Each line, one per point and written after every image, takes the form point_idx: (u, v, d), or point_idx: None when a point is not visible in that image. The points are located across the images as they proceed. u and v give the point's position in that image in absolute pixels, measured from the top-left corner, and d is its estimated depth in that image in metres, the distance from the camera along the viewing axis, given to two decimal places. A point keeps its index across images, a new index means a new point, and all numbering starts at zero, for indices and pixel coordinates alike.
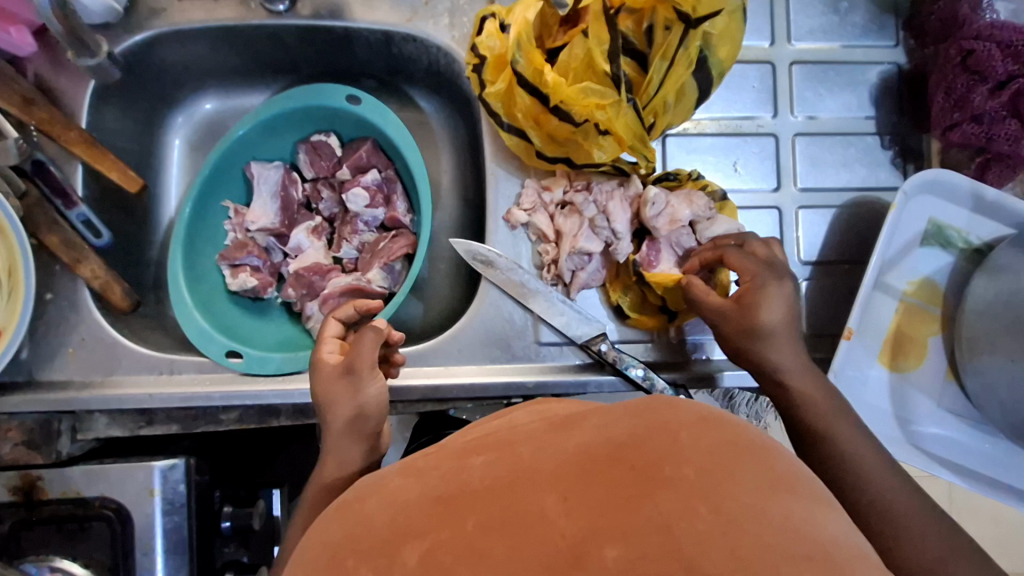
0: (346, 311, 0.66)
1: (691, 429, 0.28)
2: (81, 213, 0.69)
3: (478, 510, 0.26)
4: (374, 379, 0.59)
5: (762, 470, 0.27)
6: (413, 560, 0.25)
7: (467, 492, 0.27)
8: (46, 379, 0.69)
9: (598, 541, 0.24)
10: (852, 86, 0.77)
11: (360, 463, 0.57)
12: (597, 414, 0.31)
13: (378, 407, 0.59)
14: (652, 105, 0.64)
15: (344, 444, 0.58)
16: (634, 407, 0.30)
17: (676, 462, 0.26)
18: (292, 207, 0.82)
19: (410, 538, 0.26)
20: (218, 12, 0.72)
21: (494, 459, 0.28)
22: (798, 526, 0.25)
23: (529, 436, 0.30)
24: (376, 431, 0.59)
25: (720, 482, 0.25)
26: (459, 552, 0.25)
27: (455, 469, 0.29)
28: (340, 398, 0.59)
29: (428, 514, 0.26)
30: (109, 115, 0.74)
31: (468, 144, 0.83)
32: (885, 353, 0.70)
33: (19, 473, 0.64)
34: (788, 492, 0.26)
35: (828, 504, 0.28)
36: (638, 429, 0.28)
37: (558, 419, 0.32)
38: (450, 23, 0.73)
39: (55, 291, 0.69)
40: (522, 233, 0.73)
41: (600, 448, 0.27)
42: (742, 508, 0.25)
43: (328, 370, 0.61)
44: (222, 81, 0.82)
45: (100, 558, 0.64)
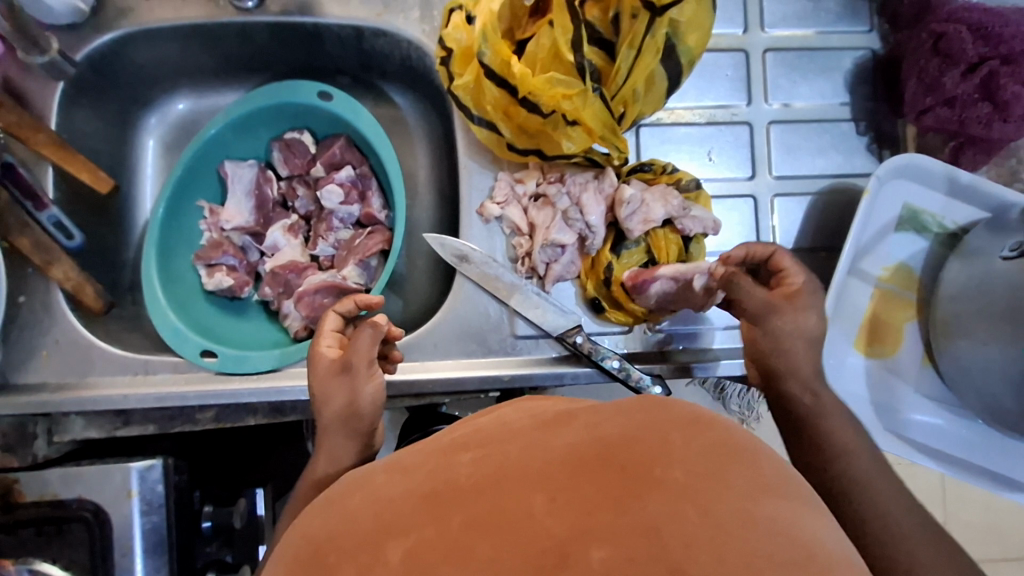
0: (346, 305, 0.64)
1: (682, 431, 0.28)
2: (52, 215, 0.69)
3: (464, 507, 0.25)
4: (370, 377, 0.59)
5: (751, 475, 0.27)
6: (397, 559, 0.24)
7: (455, 489, 0.26)
8: (20, 382, 0.68)
9: (585, 542, 0.24)
10: (826, 72, 0.77)
11: (354, 460, 0.57)
12: (587, 414, 0.30)
13: (373, 406, 0.59)
14: (621, 95, 0.63)
15: (339, 442, 0.58)
16: (626, 407, 0.30)
17: (667, 464, 0.26)
18: (266, 206, 0.82)
19: (393, 535, 0.25)
20: (186, 11, 0.72)
21: (482, 457, 0.28)
22: (786, 530, 0.25)
23: (517, 435, 0.29)
24: (369, 428, 0.60)
25: (712, 486, 0.25)
26: (445, 550, 0.24)
27: (440, 467, 0.28)
28: (335, 393, 0.59)
29: (415, 511, 0.26)
30: (81, 116, 0.74)
31: (442, 138, 0.83)
32: (862, 339, 0.70)
33: None
34: (774, 497, 0.26)
35: (804, 502, 0.28)
36: (630, 428, 0.28)
37: (548, 418, 0.31)
38: (420, 17, 0.72)
39: (28, 294, 0.69)
40: (496, 226, 0.72)
41: (590, 443, 0.27)
42: (729, 513, 0.25)
43: (327, 365, 0.60)
44: (197, 81, 0.82)
45: (78, 560, 0.64)
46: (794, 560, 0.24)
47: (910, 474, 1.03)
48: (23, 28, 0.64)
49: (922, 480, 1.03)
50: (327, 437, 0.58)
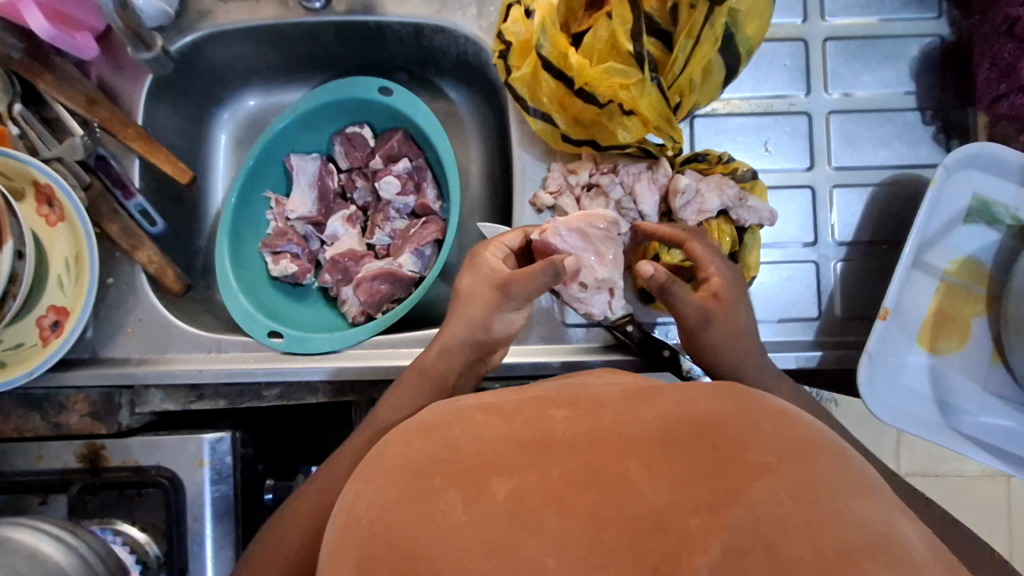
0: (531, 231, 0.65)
1: (770, 421, 0.30)
2: (137, 203, 0.75)
3: (565, 461, 0.29)
4: (516, 308, 0.60)
5: (838, 468, 0.29)
6: (502, 493, 0.28)
7: (555, 444, 0.30)
8: (108, 356, 0.75)
9: (683, 512, 0.27)
10: (890, 60, 0.75)
11: (463, 366, 0.62)
12: (673, 389, 0.33)
13: (503, 331, 0.62)
14: (677, 85, 0.64)
15: (457, 346, 0.61)
16: (713, 390, 0.33)
17: (758, 450, 0.28)
18: (328, 196, 0.86)
19: (499, 473, 0.29)
20: (260, 12, 0.77)
21: (576, 415, 0.32)
22: (869, 525, 0.27)
23: (609, 402, 0.33)
24: (486, 347, 0.63)
25: (804, 476, 0.28)
26: (547, 496, 0.28)
27: (537, 418, 0.32)
28: (479, 302, 0.60)
29: (516, 454, 0.29)
30: (163, 111, 0.80)
31: (495, 131, 0.85)
32: (926, 335, 0.68)
33: (86, 442, 0.71)
34: (860, 493, 0.28)
35: (886, 500, 0.30)
36: (721, 413, 0.31)
37: (634, 389, 0.35)
38: (477, 13, 0.75)
39: (116, 276, 0.75)
40: (549, 216, 0.73)
41: (684, 423, 0.30)
42: (822, 502, 0.27)
43: (490, 275, 0.61)
44: (265, 79, 0.87)
45: (155, 522, 0.70)
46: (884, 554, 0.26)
47: (971, 486, 0.99)
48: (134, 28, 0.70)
49: (984, 492, 0.98)
50: (450, 335, 0.61)
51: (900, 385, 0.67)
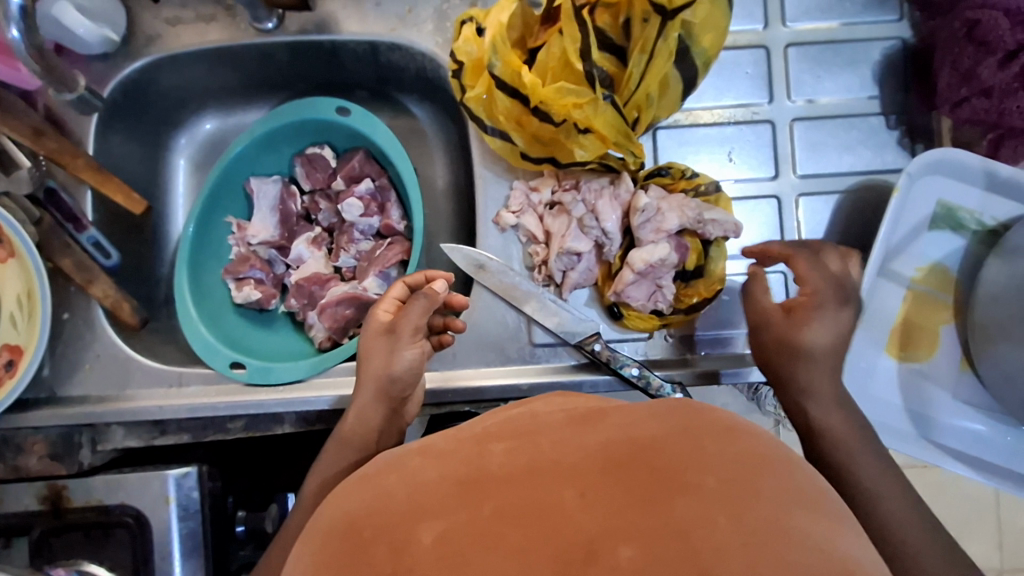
0: (416, 277, 0.68)
1: (716, 438, 0.31)
2: (91, 236, 0.73)
3: (496, 495, 0.29)
4: (412, 344, 0.64)
5: (783, 484, 0.30)
6: (429, 539, 0.29)
7: (488, 476, 0.30)
8: (66, 395, 0.72)
9: (613, 542, 0.28)
10: (852, 65, 0.74)
11: (382, 421, 0.63)
12: (617, 412, 0.33)
13: (409, 372, 0.63)
14: (634, 100, 0.62)
15: (371, 404, 0.63)
16: (657, 409, 0.33)
17: (699, 471, 0.29)
18: (291, 219, 0.84)
19: (426, 517, 0.29)
20: (209, 35, 0.75)
21: (515, 448, 0.31)
22: (817, 544, 0.28)
23: (551, 427, 0.33)
24: (399, 396, 0.64)
25: (745, 494, 0.29)
26: (472, 536, 0.28)
27: (474, 455, 0.32)
28: (377, 352, 0.64)
29: (452, 494, 0.30)
30: (116, 140, 0.78)
31: (460, 146, 0.84)
32: (894, 344, 0.67)
33: (47, 483, 0.69)
34: (804, 508, 0.29)
35: (836, 517, 0.30)
36: (662, 431, 0.31)
37: (579, 413, 0.35)
38: (434, 29, 0.73)
39: (71, 311, 0.73)
40: (512, 235, 0.72)
41: (623, 444, 0.30)
42: (761, 521, 0.28)
43: (377, 325, 0.66)
44: (223, 101, 0.85)
45: (122, 561, 0.68)
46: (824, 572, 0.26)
47: None
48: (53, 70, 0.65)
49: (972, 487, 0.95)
50: (365, 394, 0.63)
51: (869, 397, 0.66)
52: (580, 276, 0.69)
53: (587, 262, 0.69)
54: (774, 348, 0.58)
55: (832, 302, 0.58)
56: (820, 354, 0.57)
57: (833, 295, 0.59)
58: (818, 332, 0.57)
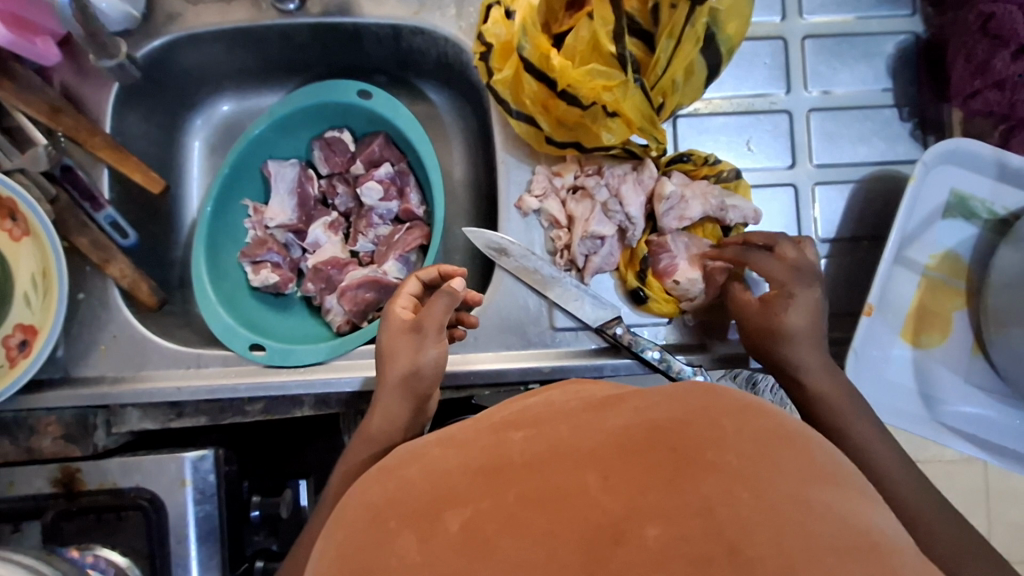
0: (428, 273, 0.68)
1: (733, 416, 0.31)
2: (108, 215, 0.72)
3: (519, 482, 0.29)
4: (437, 343, 0.63)
5: (802, 460, 0.30)
6: (456, 526, 0.28)
7: (508, 463, 0.30)
8: (81, 375, 0.72)
9: (640, 521, 0.27)
10: (867, 58, 0.76)
11: (408, 420, 0.62)
12: (635, 397, 0.33)
13: (435, 370, 0.63)
14: (660, 85, 0.63)
15: (395, 401, 0.63)
16: (673, 392, 0.33)
17: (719, 449, 0.29)
18: (308, 203, 0.84)
19: (452, 505, 0.29)
20: (231, 15, 0.74)
21: (533, 435, 0.31)
22: (841, 515, 0.27)
23: (567, 415, 0.33)
24: (424, 394, 0.63)
25: (764, 471, 0.28)
26: (502, 522, 0.28)
27: (494, 443, 0.31)
28: (402, 351, 0.63)
29: (472, 482, 0.30)
30: (132, 119, 0.77)
31: (478, 132, 0.84)
32: (908, 329, 0.69)
33: (60, 465, 0.68)
34: (827, 483, 0.29)
35: (865, 491, 0.31)
36: (681, 412, 0.31)
37: (595, 400, 0.35)
38: (457, 14, 0.73)
39: (86, 291, 0.72)
40: (534, 220, 0.73)
41: (640, 427, 0.30)
42: (782, 496, 0.28)
43: (398, 325, 0.64)
44: (239, 83, 0.84)
45: (136, 547, 0.67)
46: (851, 547, 0.26)
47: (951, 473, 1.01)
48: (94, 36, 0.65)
49: (965, 476, 0.96)
50: (388, 394, 0.63)
51: (884, 380, 0.68)
52: (604, 261, 0.70)
53: (611, 246, 0.70)
54: (756, 337, 0.62)
55: (800, 287, 0.61)
56: (804, 334, 0.61)
57: (798, 280, 0.62)
58: (796, 314, 0.61)
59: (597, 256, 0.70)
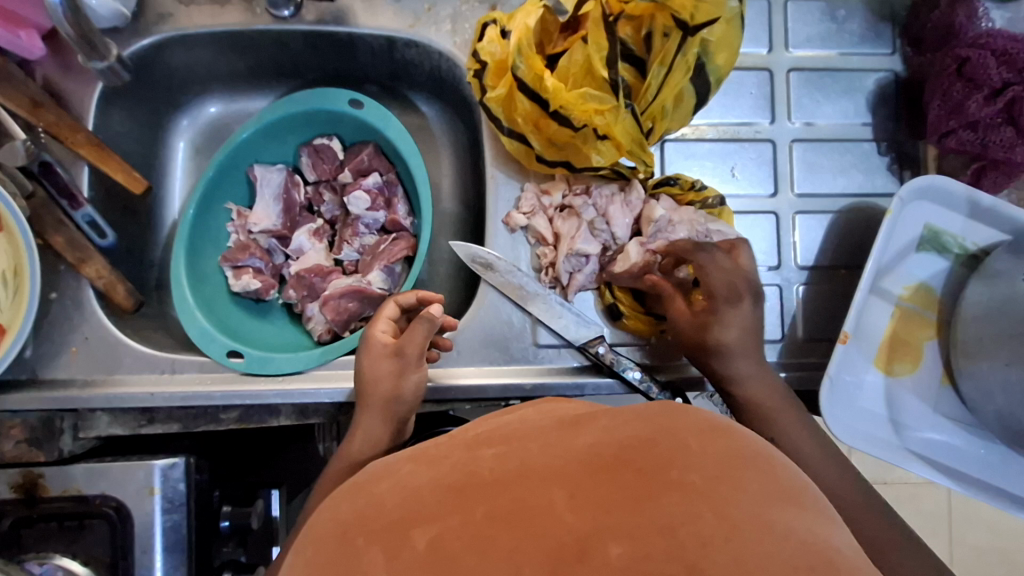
0: (407, 297, 0.68)
1: (698, 437, 0.31)
2: (86, 214, 0.70)
3: (488, 499, 0.30)
4: (418, 368, 0.64)
5: (764, 479, 0.30)
6: (422, 544, 0.29)
7: (478, 481, 0.31)
8: (49, 377, 0.69)
9: (605, 540, 0.28)
10: (849, 93, 0.78)
11: (389, 442, 0.62)
12: (605, 416, 0.35)
13: (414, 395, 0.64)
14: (650, 111, 0.64)
15: (376, 422, 0.62)
16: (641, 413, 0.34)
17: (683, 467, 0.29)
18: (294, 209, 0.82)
19: (420, 523, 0.29)
20: (224, 17, 0.73)
21: (502, 453, 0.33)
22: (804, 537, 0.27)
23: (539, 434, 0.34)
24: (403, 417, 0.64)
25: (727, 490, 0.29)
26: (468, 539, 0.28)
27: (465, 461, 0.33)
28: (383, 376, 0.63)
29: (441, 500, 0.30)
30: (116, 116, 0.75)
31: (468, 146, 0.84)
32: (881, 357, 0.71)
33: (21, 470, 0.66)
34: (791, 505, 0.29)
35: (832, 520, 0.31)
36: (647, 433, 0.32)
37: (567, 419, 0.36)
38: (452, 29, 0.74)
39: (59, 291, 0.70)
40: (521, 236, 0.73)
41: (609, 447, 0.31)
42: (746, 514, 0.28)
43: (377, 348, 0.64)
44: (228, 85, 0.83)
45: (99, 555, 0.66)
46: (810, 565, 0.26)
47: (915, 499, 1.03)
48: (88, 40, 0.64)
49: (926, 500, 0.99)
50: (369, 418, 0.62)
51: (857, 407, 0.69)
52: (586, 279, 0.70)
53: (596, 262, 0.70)
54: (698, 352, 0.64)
55: (727, 306, 0.63)
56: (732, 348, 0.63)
57: (728, 297, 0.63)
58: (728, 329, 0.63)
59: (582, 273, 0.70)
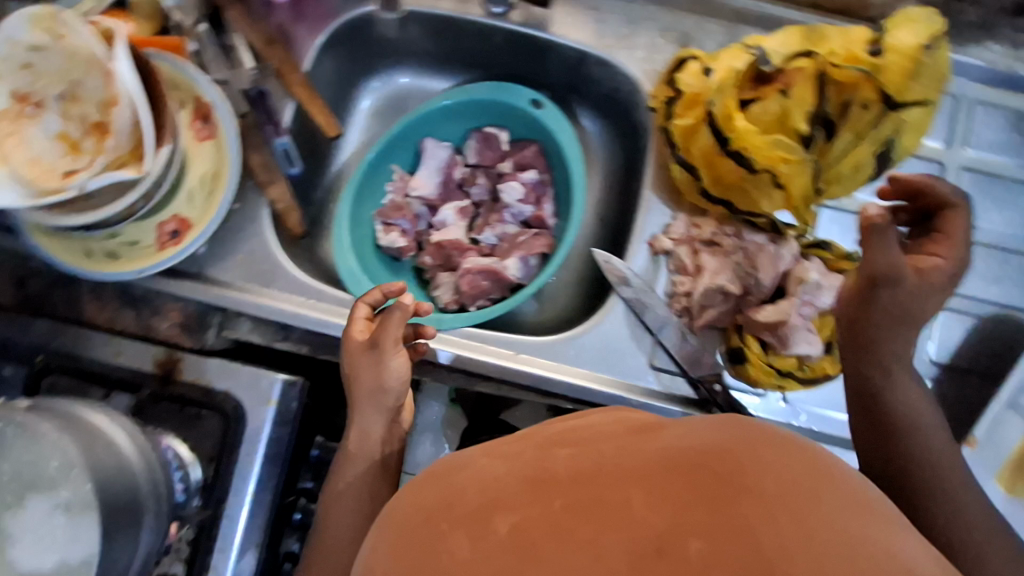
0: (374, 296, 0.72)
1: (767, 449, 0.33)
2: (284, 142, 0.77)
3: (564, 493, 0.31)
4: (396, 354, 0.67)
5: (837, 492, 0.31)
6: (503, 530, 0.30)
7: (551, 476, 0.32)
8: (213, 276, 0.75)
9: (682, 534, 0.28)
10: (1019, 205, 0.77)
11: (383, 433, 0.70)
12: (674, 427, 0.36)
13: (399, 381, 0.68)
14: (828, 173, 0.66)
15: (372, 414, 0.69)
16: (714, 426, 0.35)
17: (756, 474, 0.30)
18: (450, 185, 0.88)
19: (501, 510, 0.31)
20: (443, 3, 0.81)
21: (576, 453, 0.34)
22: (874, 545, 0.28)
23: (610, 437, 0.36)
24: (394, 406, 0.69)
25: (803, 495, 0.30)
26: (547, 529, 0.30)
27: (541, 457, 0.34)
28: (365, 368, 0.67)
29: (517, 490, 0.32)
30: (325, 66, 0.84)
31: (621, 166, 0.88)
32: (1005, 475, 0.68)
33: (166, 351, 0.73)
34: (864, 516, 0.30)
35: (894, 524, 0.32)
36: (719, 444, 0.33)
37: (634, 426, 0.38)
38: (644, 58, 0.79)
39: (242, 203, 0.77)
40: (662, 260, 0.75)
41: (685, 452, 0.32)
42: (826, 521, 0.28)
43: (351, 344, 0.68)
44: (420, 63, 0.91)
45: (202, 447, 0.72)
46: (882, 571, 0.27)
47: None
48: None
49: None
50: (364, 409, 0.68)
51: None
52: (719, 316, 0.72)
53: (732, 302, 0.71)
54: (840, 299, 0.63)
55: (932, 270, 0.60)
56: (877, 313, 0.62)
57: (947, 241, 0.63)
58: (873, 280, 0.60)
59: (717, 310, 0.72)
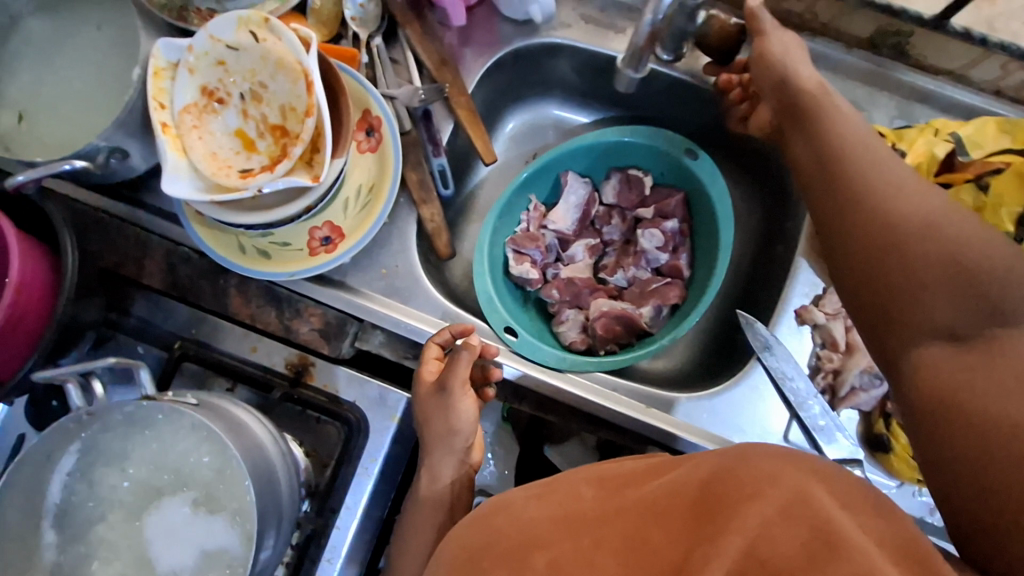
0: (443, 335, 0.71)
1: (753, 459, 0.39)
2: (440, 163, 0.79)
3: (587, 528, 0.40)
4: (465, 396, 0.67)
5: (822, 488, 0.36)
6: (542, 562, 0.39)
7: (579, 516, 0.42)
8: (354, 285, 0.76)
9: (691, 549, 0.35)
10: None
11: (456, 476, 0.68)
12: (680, 464, 0.44)
13: (469, 422, 0.67)
14: None
15: (442, 459, 0.68)
16: (710, 455, 0.42)
17: (751, 484, 0.36)
18: (585, 221, 0.88)
19: (538, 546, 0.40)
20: (613, 42, 0.80)
21: (596, 492, 0.44)
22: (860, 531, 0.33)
23: (628, 482, 0.45)
24: (466, 446, 0.69)
25: (793, 500, 0.35)
26: (578, 557, 0.38)
27: (569, 499, 0.44)
28: (435, 411, 0.67)
29: (550, 527, 0.42)
30: (483, 91, 0.84)
31: (762, 225, 0.86)
32: None
33: (298, 353, 0.74)
34: (848, 509, 0.35)
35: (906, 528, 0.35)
36: (705, 472, 0.40)
37: (649, 468, 0.46)
38: None
39: (392, 217, 0.78)
40: (808, 331, 0.74)
41: (682, 486, 0.40)
42: (813, 514, 0.34)
43: (422, 386, 0.69)
44: (568, 95, 0.91)
45: (320, 451, 0.72)
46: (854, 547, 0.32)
47: None
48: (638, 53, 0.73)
49: None
50: (434, 452, 0.68)
51: None
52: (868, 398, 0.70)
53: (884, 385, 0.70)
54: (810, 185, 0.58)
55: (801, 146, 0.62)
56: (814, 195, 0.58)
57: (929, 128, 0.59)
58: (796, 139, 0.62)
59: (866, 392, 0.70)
